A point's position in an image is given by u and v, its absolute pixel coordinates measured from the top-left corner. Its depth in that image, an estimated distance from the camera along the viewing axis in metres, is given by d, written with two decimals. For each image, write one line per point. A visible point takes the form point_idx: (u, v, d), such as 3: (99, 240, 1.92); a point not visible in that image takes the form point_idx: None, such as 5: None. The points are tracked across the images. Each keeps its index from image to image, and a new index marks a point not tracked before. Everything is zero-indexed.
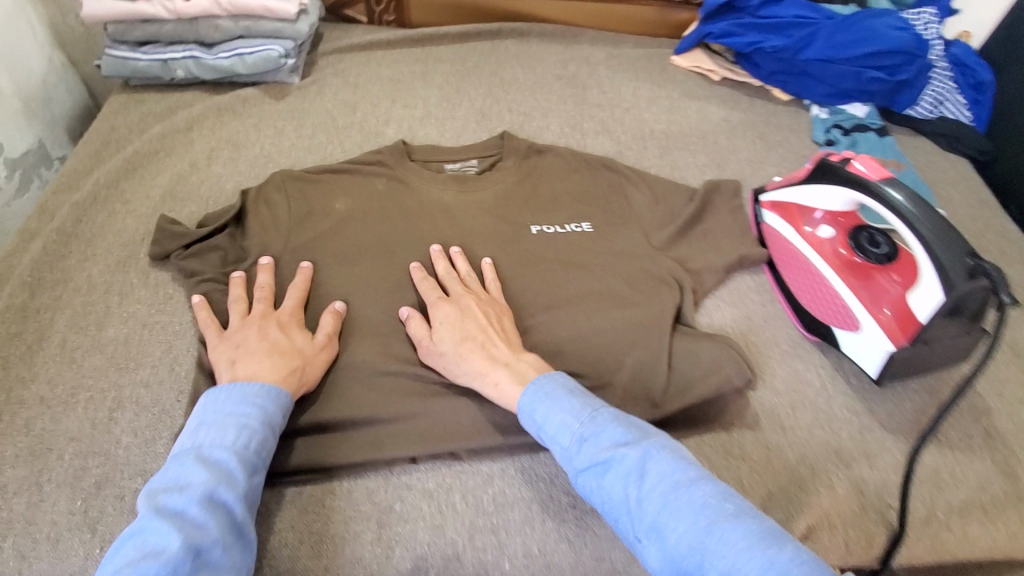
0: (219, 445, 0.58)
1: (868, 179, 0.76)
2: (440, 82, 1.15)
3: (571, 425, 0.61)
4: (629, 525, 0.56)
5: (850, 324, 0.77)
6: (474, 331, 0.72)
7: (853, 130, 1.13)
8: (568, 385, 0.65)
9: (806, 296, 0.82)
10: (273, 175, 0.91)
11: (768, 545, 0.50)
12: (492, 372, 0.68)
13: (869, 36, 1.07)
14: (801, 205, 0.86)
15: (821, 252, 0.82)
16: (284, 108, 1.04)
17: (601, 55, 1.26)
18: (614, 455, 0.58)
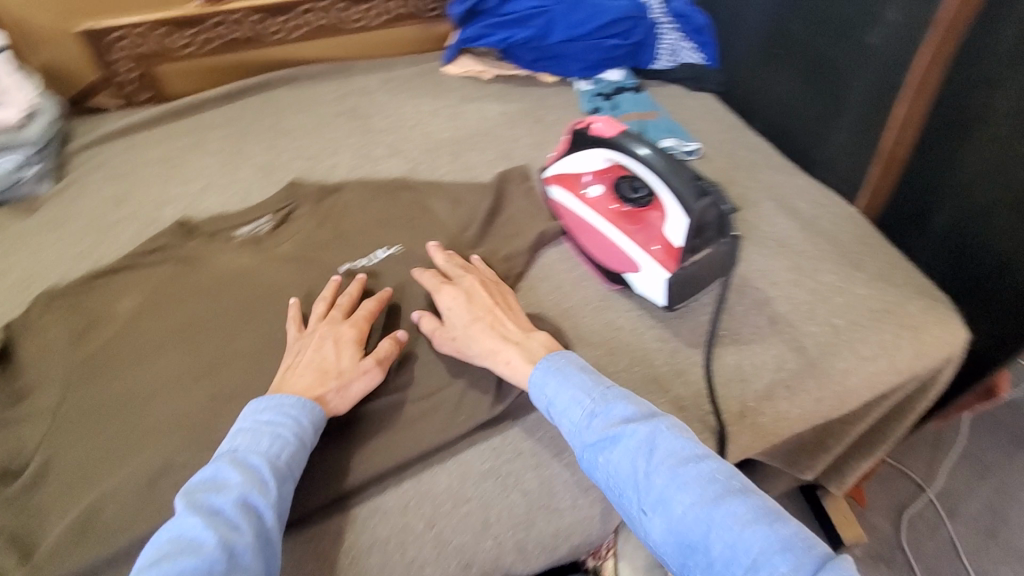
0: (254, 452, 0.62)
1: (608, 137, 0.85)
2: (215, 148, 1.10)
3: (584, 404, 0.66)
4: (636, 497, 0.61)
5: (632, 266, 0.85)
6: (481, 312, 0.77)
7: (614, 94, 1.25)
8: (581, 366, 0.70)
9: (598, 251, 0.90)
10: (37, 298, 0.83)
11: (769, 518, 0.56)
12: (507, 350, 0.73)
13: (595, 12, 1.20)
14: (572, 173, 0.95)
15: (597, 209, 0.91)
16: (41, 221, 0.96)
17: (376, 81, 1.27)
18: (627, 433, 0.63)
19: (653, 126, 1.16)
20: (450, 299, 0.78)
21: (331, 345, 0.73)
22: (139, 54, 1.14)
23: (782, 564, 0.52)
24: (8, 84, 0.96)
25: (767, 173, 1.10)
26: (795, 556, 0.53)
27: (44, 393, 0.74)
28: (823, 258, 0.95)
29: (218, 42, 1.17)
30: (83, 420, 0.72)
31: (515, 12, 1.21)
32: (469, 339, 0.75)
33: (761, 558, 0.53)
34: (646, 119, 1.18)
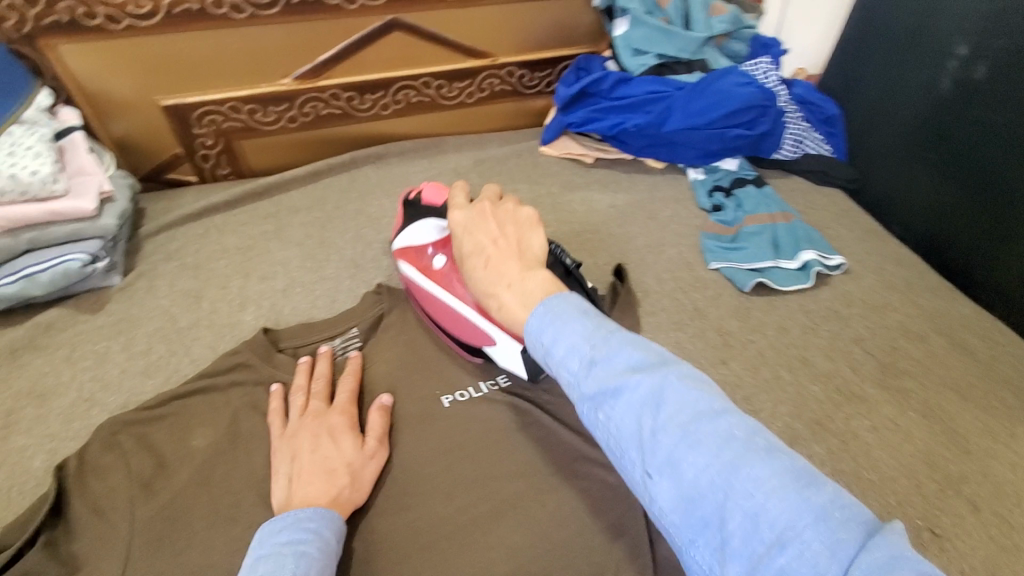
0: (280, 574, 0.52)
1: (435, 204, 0.90)
2: (299, 237, 1.00)
3: (581, 351, 0.50)
4: (640, 457, 0.45)
5: (487, 339, 0.76)
6: (472, 253, 0.67)
7: (734, 187, 1.11)
8: (582, 310, 0.54)
9: (454, 329, 0.80)
10: (100, 426, 0.71)
11: (800, 481, 0.40)
12: (499, 290, 0.62)
13: (719, 101, 1.07)
14: (414, 246, 0.87)
15: (444, 280, 0.81)
16: (106, 322, 0.84)
17: (468, 162, 1.16)
18: (633, 382, 0.47)
19: (786, 234, 1.00)
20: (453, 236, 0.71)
21: (326, 439, 0.68)
22: (222, 129, 1.06)
23: (817, 541, 0.37)
24: (88, 166, 0.87)
25: (923, 297, 0.96)
26: (831, 529, 0.38)
27: (100, 567, 0.60)
28: (1015, 418, 0.80)
29: (308, 118, 1.09)
30: None
31: (629, 98, 1.10)
32: (470, 273, 0.67)
33: (790, 531, 0.38)
34: (776, 224, 1.01)
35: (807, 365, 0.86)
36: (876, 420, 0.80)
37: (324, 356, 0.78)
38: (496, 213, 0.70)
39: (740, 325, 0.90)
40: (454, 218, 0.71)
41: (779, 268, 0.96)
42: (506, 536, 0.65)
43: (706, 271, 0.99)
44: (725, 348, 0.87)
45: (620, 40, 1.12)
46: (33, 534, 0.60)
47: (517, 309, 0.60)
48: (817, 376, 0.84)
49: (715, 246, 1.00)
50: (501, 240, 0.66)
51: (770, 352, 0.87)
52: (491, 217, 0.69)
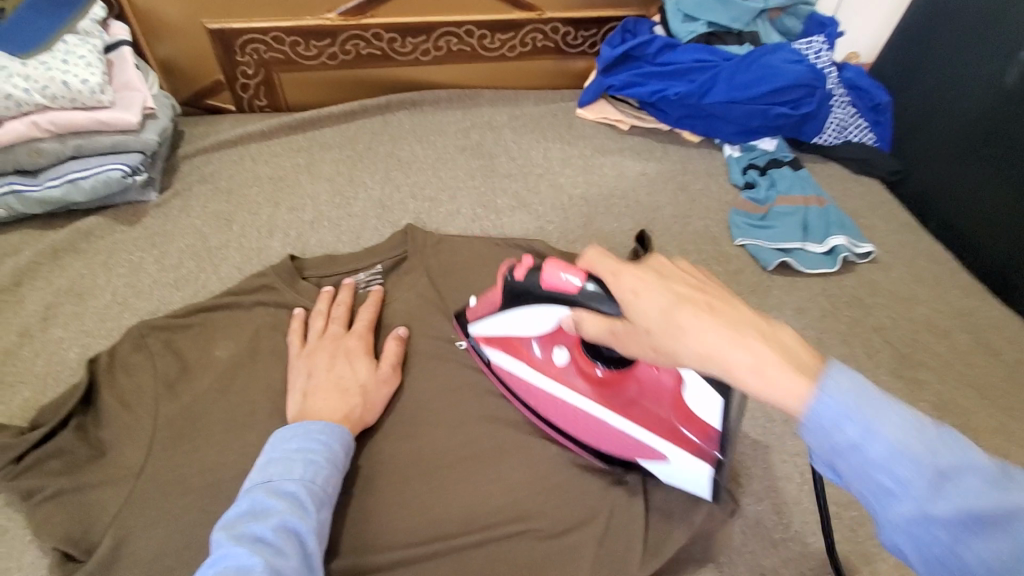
0: (288, 479, 0.55)
1: (567, 292, 0.55)
2: (329, 173, 1.01)
3: (915, 458, 0.36)
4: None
5: (652, 454, 0.63)
6: (673, 312, 0.43)
7: (769, 167, 1.08)
8: (885, 393, 0.38)
9: (580, 429, 0.68)
10: (131, 328, 0.74)
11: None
12: (732, 357, 0.41)
13: (766, 75, 1.05)
14: (512, 334, 0.70)
15: (568, 378, 0.67)
16: (141, 234, 0.87)
17: (502, 117, 1.15)
18: (995, 505, 0.35)
19: (816, 219, 0.99)
20: (621, 299, 0.47)
21: (343, 360, 0.71)
22: (263, 60, 1.06)
23: None
24: (134, 81, 0.89)
25: (953, 294, 0.94)
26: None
27: (126, 454, 0.64)
28: None
29: (349, 56, 1.09)
30: (158, 495, 0.61)
31: (674, 65, 1.08)
32: (672, 339, 0.43)
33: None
34: (809, 207, 1.00)
35: (824, 348, 0.85)
36: None
37: (347, 285, 0.80)
38: (677, 259, 0.48)
39: (759, 302, 0.90)
40: (628, 280, 0.46)
41: (806, 251, 0.95)
42: (504, 471, 0.67)
43: (732, 246, 0.98)
44: None
45: (671, 3, 1.10)
46: (66, 416, 0.65)
47: (787, 378, 0.39)
48: (832, 359, 0.84)
49: (743, 222, 0.99)
50: (702, 295, 0.44)
51: None
52: (676, 266, 0.47)
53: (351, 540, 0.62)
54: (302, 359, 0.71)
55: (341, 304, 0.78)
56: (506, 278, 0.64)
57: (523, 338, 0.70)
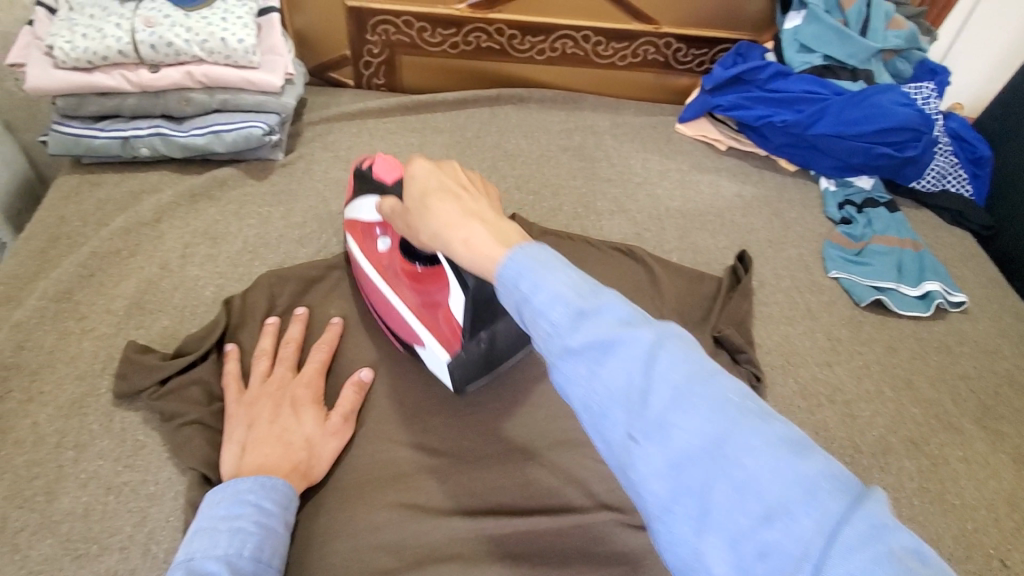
0: (211, 556, 0.50)
1: (384, 181, 0.71)
2: (441, 155, 1.05)
3: (564, 298, 0.37)
4: (624, 418, 0.35)
5: (418, 341, 0.70)
6: (435, 196, 0.50)
7: (865, 205, 1.09)
8: (565, 259, 0.40)
9: (389, 319, 0.73)
10: (260, 277, 0.79)
11: (762, 424, 0.34)
12: (456, 239, 0.46)
13: (875, 114, 1.04)
14: (359, 220, 0.76)
15: (385, 269, 0.73)
16: (269, 190, 0.92)
17: (605, 123, 1.18)
18: (624, 336, 0.36)
19: (911, 262, 0.99)
20: (408, 183, 0.53)
21: (289, 407, 0.64)
22: (390, 41, 1.11)
23: (808, 517, 0.30)
24: (279, 46, 0.92)
25: None
26: (822, 503, 0.30)
27: None
28: None
29: (469, 47, 1.14)
30: None
31: (784, 93, 1.09)
32: (425, 218, 0.50)
33: (783, 510, 0.31)
34: (904, 250, 1.00)
35: (912, 388, 0.87)
36: (971, 454, 0.81)
37: (301, 320, 0.74)
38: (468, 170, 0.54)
39: (850, 335, 0.92)
40: (413, 168, 0.53)
41: (900, 292, 0.96)
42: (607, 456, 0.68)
43: (824, 278, 0.99)
44: (832, 354, 0.89)
45: (789, 32, 1.11)
46: (206, 350, 0.69)
47: (488, 245, 0.43)
48: (919, 400, 0.86)
49: (838, 255, 1.01)
50: (461, 188, 0.51)
51: (876, 367, 0.88)
52: (452, 169, 0.53)
53: (466, 499, 0.65)
54: (238, 408, 0.64)
55: (290, 344, 0.71)
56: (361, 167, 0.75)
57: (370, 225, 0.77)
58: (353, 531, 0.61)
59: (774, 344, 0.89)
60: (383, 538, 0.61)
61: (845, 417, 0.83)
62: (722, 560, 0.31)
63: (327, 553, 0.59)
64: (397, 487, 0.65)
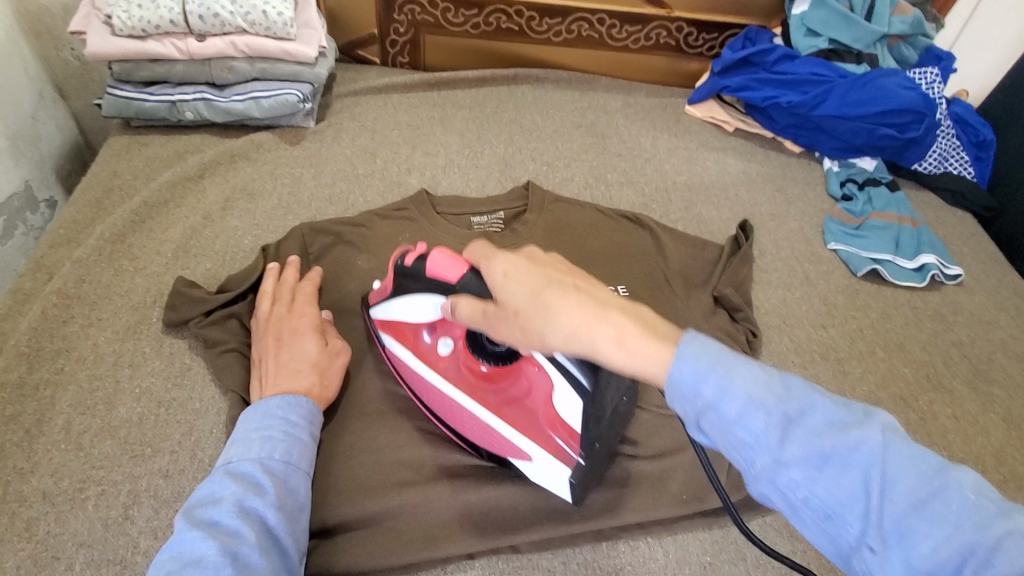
0: (246, 458, 0.57)
1: (449, 280, 0.59)
2: (460, 128, 1.12)
3: (766, 405, 0.42)
4: (861, 527, 0.39)
5: (520, 454, 0.63)
6: (545, 287, 0.49)
7: (867, 184, 1.13)
8: (732, 351, 0.44)
9: (465, 431, 0.66)
10: (294, 228, 0.86)
11: (997, 518, 0.37)
12: (600, 344, 0.46)
13: (879, 96, 1.09)
14: (405, 323, 0.68)
15: (451, 374, 0.67)
16: (301, 154, 0.99)
17: (616, 103, 1.23)
18: (849, 443, 0.40)
19: (909, 237, 1.03)
20: (500, 282, 0.51)
21: (288, 339, 0.69)
22: (415, 21, 1.18)
23: None
24: (313, 21, 0.99)
25: None
26: None
27: None
28: None
29: (490, 28, 1.20)
30: None
31: (791, 75, 1.14)
32: (540, 316, 0.48)
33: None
34: (903, 225, 1.04)
35: (903, 351, 0.92)
36: (957, 411, 0.86)
37: (290, 265, 0.78)
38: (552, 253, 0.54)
39: (846, 301, 0.96)
40: (500, 266, 0.52)
41: (896, 263, 1.00)
42: None
43: (824, 250, 1.04)
44: (828, 317, 0.94)
45: (796, 18, 1.16)
46: (246, 288, 0.75)
47: (648, 347, 0.45)
48: (910, 362, 0.90)
49: (838, 230, 1.05)
50: (567, 273, 0.50)
51: (869, 331, 0.93)
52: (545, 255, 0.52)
53: None
54: (254, 348, 0.70)
55: (281, 287, 0.75)
56: (399, 262, 0.65)
57: (415, 329, 0.69)
58: (378, 449, 0.68)
59: (772, 307, 0.94)
60: (404, 456, 0.67)
61: (838, 374, 0.87)
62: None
63: (353, 465, 0.66)
64: (416, 415, 0.71)
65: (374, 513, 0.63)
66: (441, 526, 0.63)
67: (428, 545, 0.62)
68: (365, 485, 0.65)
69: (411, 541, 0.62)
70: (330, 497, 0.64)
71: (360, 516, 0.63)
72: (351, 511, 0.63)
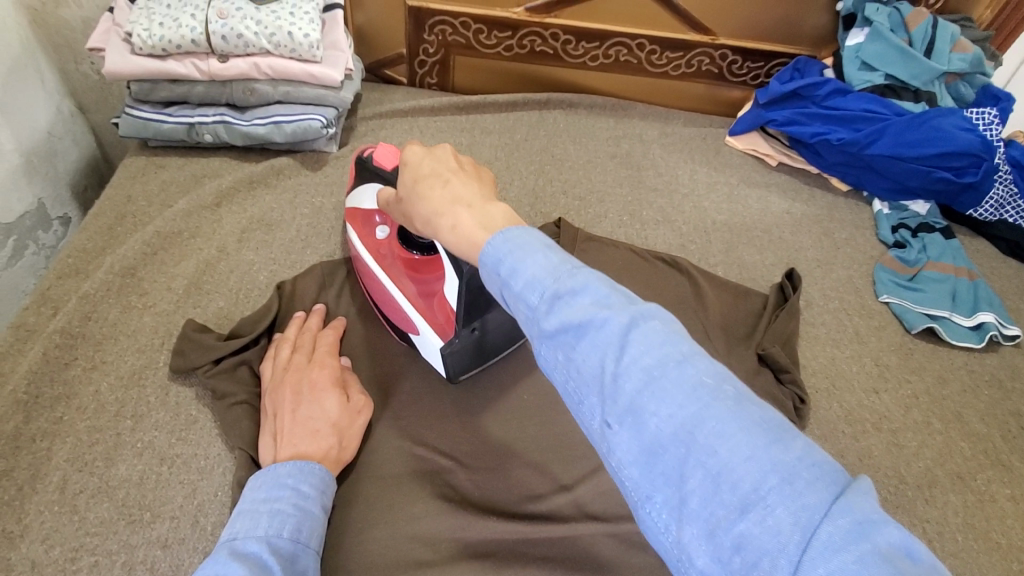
0: (252, 536, 0.51)
1: (385, 168, 0.69)
2: (488, 157, 1.06)
3: (540, 283, 0.39)
4: (600, 403, 0.36)
5: (412, 328, 0.71)
6: (427, 173, 0.52)
7: (921, 230, 1.05)
8: (547, 242, 0.41)
9: (384, 309, 0.74)
10: (312, 266, 0.81)
11: (732, 405, 0.33)
12: (445, 218, 0.48)
13: (935, 136, 1.01)
14: (357, 207, 0.77)
15: (381, 255, 0.74)
16: (323, 181, 0.94)
17: (653, 132, 1.17)
18: (599, 318, 0.37)
19: (966, 291, 0.95)
20: (402, 169, 0.55)
21: (307, 394, 0.65)
22: (445, 42, 1.13)
23: (780, 508, 0.30)
24: (341, 42, 0.95)
25: None
26: (798, 494, 0.30)
27: None
28: None
29: (523, 51, 1.15)
30: None
31: (842, 110, 1.06)
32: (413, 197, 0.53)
33: (756, 498, 0.30)
34: (958, 278, 0.96)
35: (962, 422, 0.84)
36: (1022, 493, 0.79)
37: (317, 314, 0.75)
38: (459, 154, 0.54)
39: (899, 362, 0.89)
40: (408, 151, 0.55)
41: (954, 321, 0.93)
42: None
43: (874, 301, 0.97)
44: (880, 379, 0.87)
45: (850, 50, 1.09)
46: (259, 334, 0.70)
47: (479, 230, 0.45)
48: (968, 435, 0.83)
49: (889, 280, 0.98)
50: (456, 170, 0.52)
51: (925, 397, 0.86)
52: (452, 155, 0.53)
53: (502, 498, 0.65)
54: (268, 399, 0.65)
55: (303, 336, 0.72)
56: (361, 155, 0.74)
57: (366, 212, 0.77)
58: (393, 521, 0.62)
59: (819, 366, 0.87)
60: (420, 530, 0.62)
61: (891, 446, 0.80)
62: (700, 551, 0.31)
63: (365, 539, 0.61)
64: (434, 482, 0.66)
65: None
66: None
67: None
68: (378, 563, 0.59)
69: None
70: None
71: None
72: None
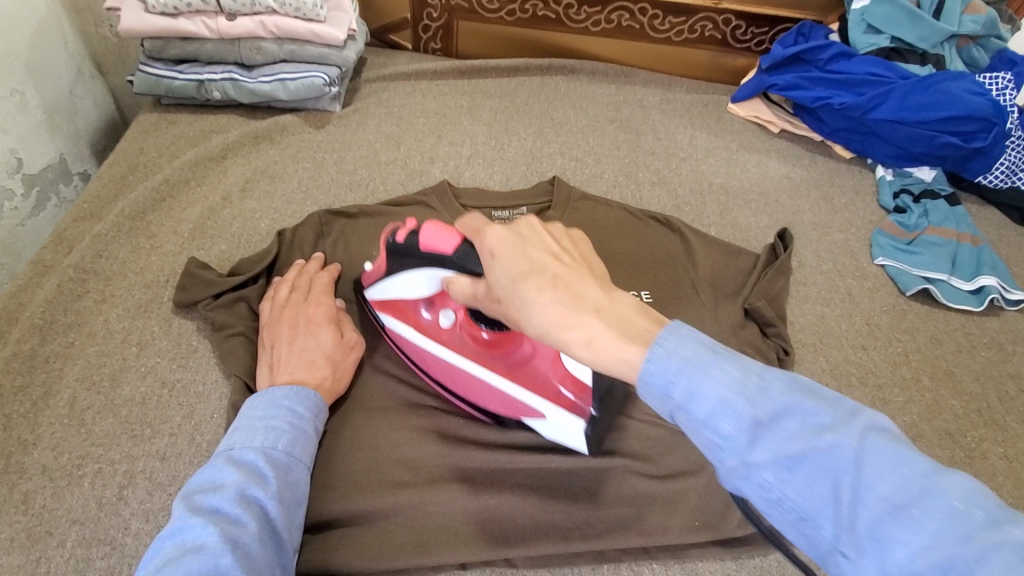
0: (248, 446, 0.55)
1: (444, 253, 0.59)
2: (488, 119, 1.08)
3: (733, 405, 0.37)
4: (833, 530, 0.35)
5: (533, 413, 0.65)
6: (534, 262, 0.47)
7: (924, 196, 1.03)
8: (716, 348, 0.40)
9: (464, 391, 0.68)
10: (311, 215, 0.84)
11: (989, 527, 0.32)
12: (575, 328, 0.43)
13: (944, 100, 0.99)
14: (402, 299, 0.69)
15: (454, 342, 0.68)
16: (325, 138, 0.97)
17: (654, 97, 1.17)
18: (820, 444, 0.36)
19: (967, 256, 0.94)
20: (491, 261, 0.49)
21: (303, 328, 0.68)
22: (449, 6, 1.15)
23: None
24: (345, 4, 0.97)
25: None
26: None
27: None
28: None
29: (525, 16, 1.16)
30: None
31: (846, 74, 1.05)
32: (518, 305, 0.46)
33: None
34: (961, 243, 0.95)
35: (952, 381, 0.84)
36: (1010, 450, 0.78)
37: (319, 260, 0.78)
38: (551, 225, 0.50)
39: (891, 323, 0.89)
40: (490, 239, 0.49)
41: (951, 284, 0.92)
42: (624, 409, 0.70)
43: (870, 264, 0.96)
44: (870, 338, 0.87)
45: (856, 13, 1.07)
46: (257, 273, 0.74)
47: (620, 347, 0.41)
48: (957, 393, 0.83)
49: (887, 243, 0.97)
50: (562, 254, 0.47)
51: (916, 356, 0.86)
52: (544, 231, 0.49)
53: (483, 431, 0.67)
54: (264, 333, 0.68)
55: (300, 277, 0.74)
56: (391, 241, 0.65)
57: (413, 302, 0.69)
58: (375, 447, 0.65)
59: (808, 323, 0.87)
60: (402, 456, 0.65)
61: (878, 401, 0.81)
62: None
63: (350, 461, 0.64)
64: (416, 416, 0.68)
65: (365, 511, 0.61)
66: (435, 533, 0.60)
67: (419, 551, 0.59)
68: (361, 482, 0.63)
69: (401, 546, 0.59)
70: (325, 493, 0.62)
71: (351, 516, 0.61)
72: (342, 510, 0.61)
